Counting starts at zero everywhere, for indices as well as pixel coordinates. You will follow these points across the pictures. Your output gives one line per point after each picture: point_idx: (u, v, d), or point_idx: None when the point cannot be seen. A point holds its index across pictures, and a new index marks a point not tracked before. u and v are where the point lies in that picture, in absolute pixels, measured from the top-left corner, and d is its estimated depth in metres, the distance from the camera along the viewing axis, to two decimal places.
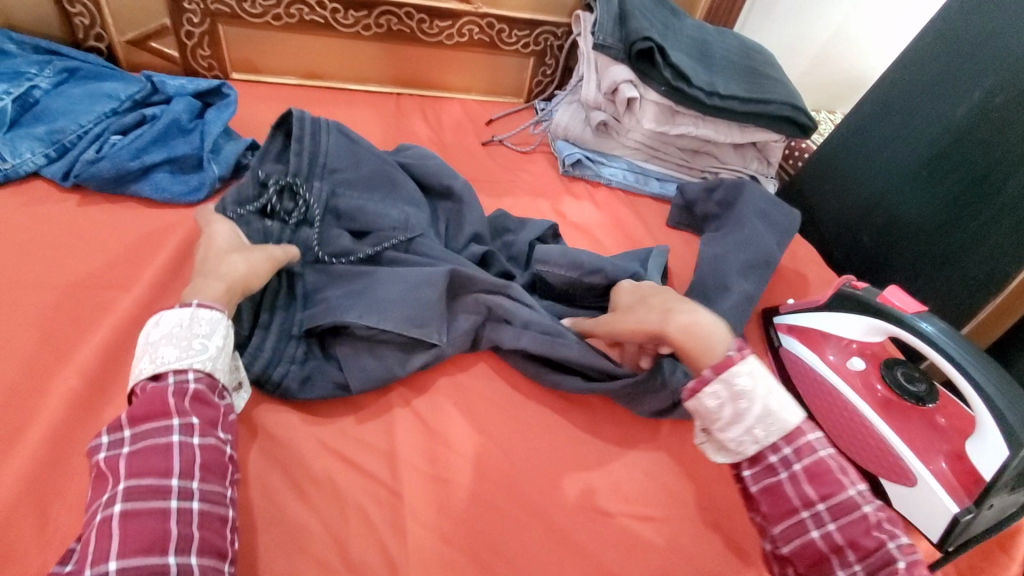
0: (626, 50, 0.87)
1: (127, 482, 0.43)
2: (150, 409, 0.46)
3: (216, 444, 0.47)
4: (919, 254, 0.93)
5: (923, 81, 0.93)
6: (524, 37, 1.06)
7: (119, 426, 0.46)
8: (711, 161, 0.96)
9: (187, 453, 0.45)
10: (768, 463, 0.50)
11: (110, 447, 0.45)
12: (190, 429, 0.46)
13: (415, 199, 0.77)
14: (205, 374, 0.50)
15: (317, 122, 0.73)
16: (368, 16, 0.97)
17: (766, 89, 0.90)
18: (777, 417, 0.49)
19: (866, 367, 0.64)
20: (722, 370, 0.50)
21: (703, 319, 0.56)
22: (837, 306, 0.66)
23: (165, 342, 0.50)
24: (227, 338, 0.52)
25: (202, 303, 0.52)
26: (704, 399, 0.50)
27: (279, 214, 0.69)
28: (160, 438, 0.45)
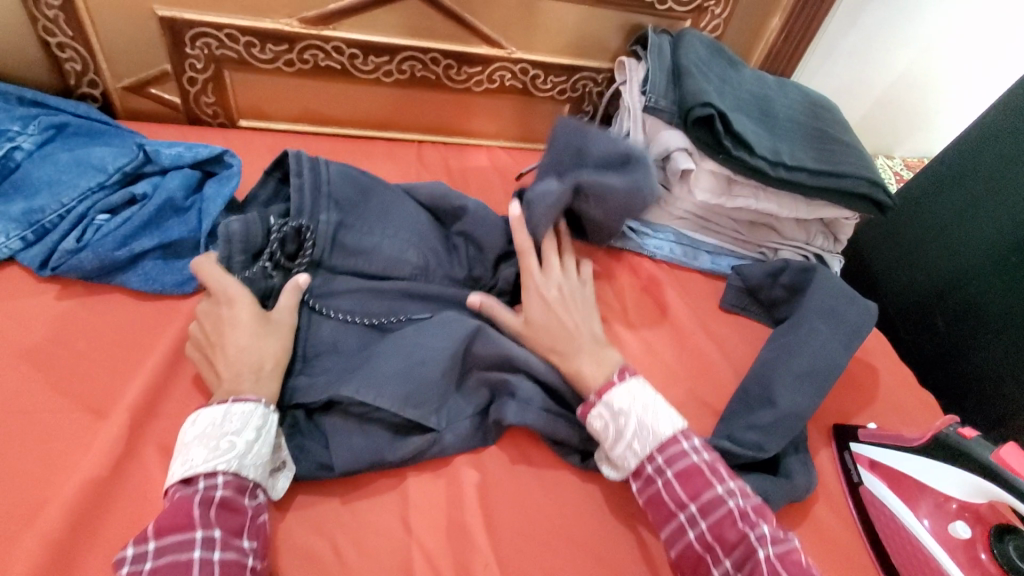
0: (681, 115, 0.77)
1: None
2: (179, 520, 0.45)
3: (238, 558, 0.45)
4: (1002, 356, 0.81)
5: (1012, 152, 0.82)
6: (561, 84, 0.96)
7: (144, 538, 0.44)
8: (771, 235, 0.85)
9: (209, 570, 0.43)
10: (647, 474, 0.54)
11: (132, 562, 0.43)
12: (212, 543, 0.44)
13: (415, 231, 0.70)
14: (232, 477, 0.49)
15: (316, 162, 0.68)
16: (389, 61, 0.88)
17: (838, 159, 0.79)
18: (653, 430, 0.54)
19: (972, 534, 0.54)
20: (602, 394, 0.57)
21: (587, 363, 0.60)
22: (936, 452, 0.56)
23: (196, 443, 0.49)
24: (263, 427, 0.52)
25: (238, 397, 0.52)
26: (592, 421, 0.57)
27: (284, 264, 0.65)
28: (185, 553, 0.43)
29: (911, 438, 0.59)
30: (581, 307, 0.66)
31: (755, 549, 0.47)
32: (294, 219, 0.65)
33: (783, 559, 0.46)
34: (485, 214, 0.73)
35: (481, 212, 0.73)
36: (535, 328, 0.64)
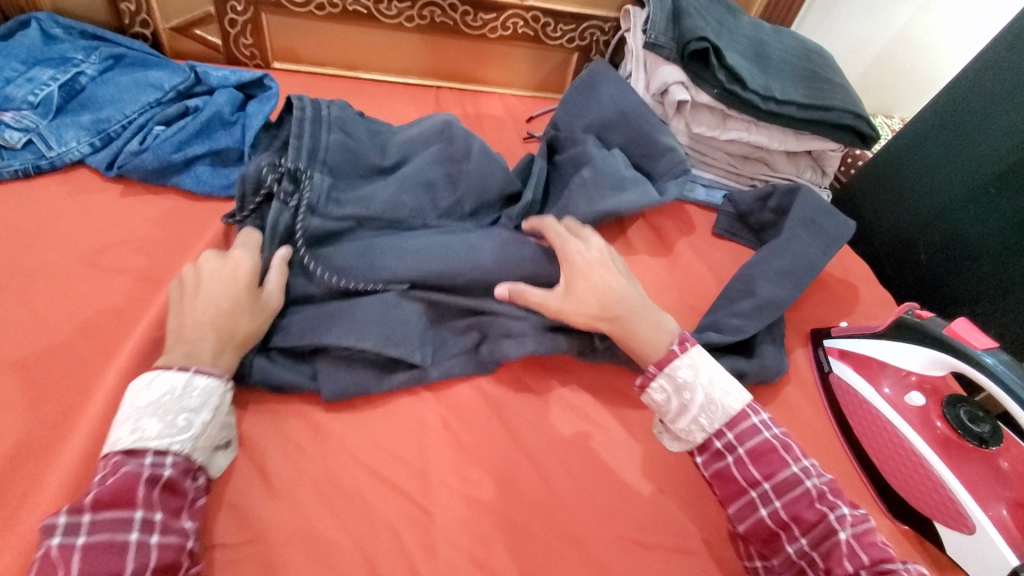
0: (679, 51, 0.83)
1: None
2: (121, 497, 0.42)
3: (176, 545, 0.43)
4: (984, 278, 0.86)
5: (992, 94, 0.85)
6: (569, 32, 1.03)
7: (81, 508, 0.41)
8: (764, 169, 0.91)
9: (148, 554, 0.41)
10: (716, 449, 0.52)
11: (62, 533, 0.40)
12: (151, 527, 0.42)
13: (418, 180, 0.70)
14: (183, 458, 0.46)
15: (316, 116, 0.70)
16: (411, 7, 0.95)
17: (826, 95, 0.85)
18: (720, 405, 0.52)
19: (926, 404, 0.60)
20: (665, 365, 0.53)
21: (643, 317, 0.57)
22: (899, 335, 0.61)
23: (150, 412, 0.46)
24: (220, 407, 0.50)
25: (200, 368, 0.50)
26: (653, 393, 0.53)
27: (282, 198, 0.64)
28: (121, 533, 0.41)
29: (877, 326, 0.64)
30: (620, 270, 0.62)
31: (835, 530, 0.46)
32: (289, 167, 0.65)
33: (860, 540, 0.46)
34: (492, 154, 0.73)
35: (488, 152, 0.73)
36: (579, 293, 0.58)
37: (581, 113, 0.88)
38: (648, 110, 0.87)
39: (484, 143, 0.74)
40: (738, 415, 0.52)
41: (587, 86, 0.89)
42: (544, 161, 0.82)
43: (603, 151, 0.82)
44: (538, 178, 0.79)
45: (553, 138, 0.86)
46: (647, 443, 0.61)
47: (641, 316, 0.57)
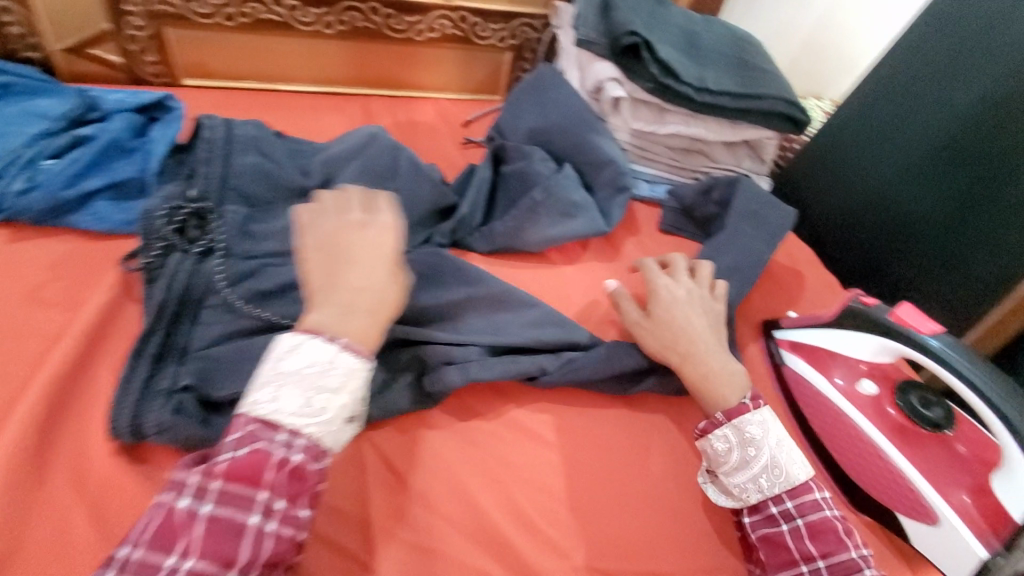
0: (611, 46, 0.81)
1: (189, 561, 0.37)
2: (248, 473, 0.40)
3: (291, 534, 0.41)
4: (924, 254, 0.88)
5: (921, 70, 0.87)
6: (499, 31, 1.00)
7: (211, 474, 0.40)
8: (703, 161, 0.91)
9: (262, 543, 0.39)
10: (770, 514, 0.53)
11: (188, 496, 0.39)
12: (272, 513, 0.40)
13: None
14: (313, 442, 0.43)
15: (229, 144, 0.68)
16: (329, 12, 0.90)
17: (758, 83, 0.85)
18: (784, 471, 0.54)
19: (878, 392, 0.59)
20: (734, 417, 0.56)
21: (716, 363, 0.59)
22: (846, 323, 0.60)
23: (294, 384, 0.43)
24: (357, 393, 0.46)
25: (348, 345, 0.46)
26: (714, 440, 0.56)
27: (180, 246, 0.60)
28: (241, 513, 0.39)
29: (824, 315, 0.64)
30: (706, 308, 0.64)
31: None
32: (196, 204, 0.62)
33: None
34: (420, 168, 0.73)
35: (414, 166, 0.73)
36: (658, 328, 0.62)
37: (524, 117, 0.85)
38: (584, 107, 0.85)
39: (411, 159, 0.74)
40: (801, 486, 0.54)
41: (535, 88, 0.87)
42: (485, 170, 0.79)
43: (545, 160, 0.79)
44: (476, 192, 0.76)
45: (498, 147, 0.83)
46: (607, 460, 0.59)
47: (716, 363, 0.59)
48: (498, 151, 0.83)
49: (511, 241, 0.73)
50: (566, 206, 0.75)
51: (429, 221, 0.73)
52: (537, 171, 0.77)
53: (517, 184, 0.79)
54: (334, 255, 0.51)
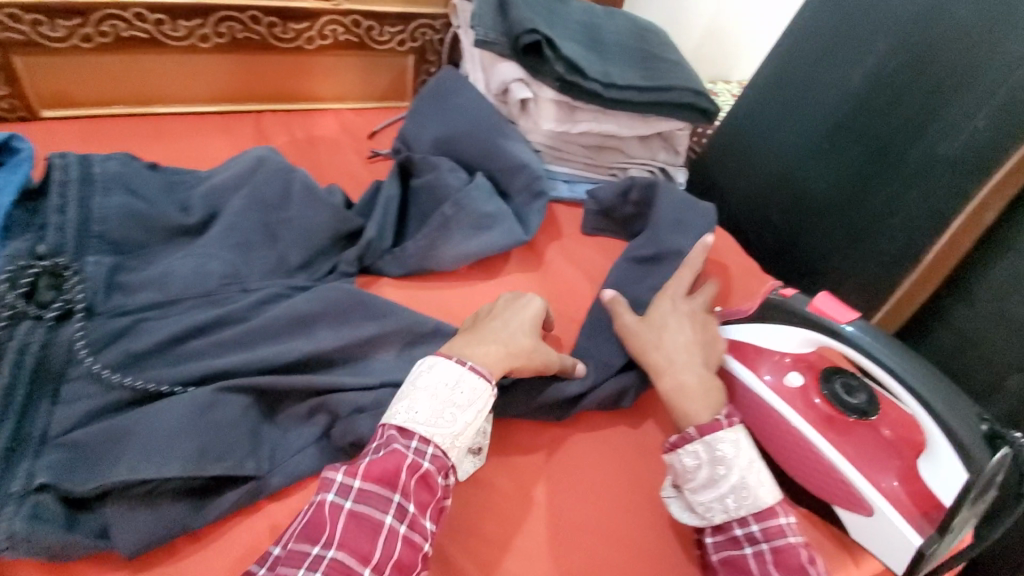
0: (513, 45, 0.77)
1: (334, 550, 0.42)
2: (386, 475, 0.46)
3: (415, 542, 0.45)
4: (832, 230, 0.87)
5: (811, 53, 0.90)
6: (398, 33, 0.94)
7: (355, 474, 0.46)
8: (618, 156, 0.90)
9: (393, 541, 0.44)
10: (734, 536, 0.51)
11: (336, 491, 0.45)
12: (403, 515, 0.45)
13: (226, 240, 0.61)
14: (440, 453, 0.49)
15: (88, 184, 0.60)
16: (203, 24, 0.81)
17: (663, 75, 0.85)
18: (752, 493, 0.51)
19: (805, 382, 0.59)
20: (707, 434, 0.53)
21: (693, 381, 0.58)
22: (768, 316, 0.61)
23: (424, 396, 0.50)
24: (481, 411, 0.51)
25: (473, 367, 0.52)
26: (683, 456, 0.53)
27: (30, 312, 0.50)
28: (379, 512, 0.45)
29: (747, 309, 0.64)
30: (705, 331, 0.63)
31: None
32: (49, 260, 0.53)
33: None
34: (317, 190, 0.67)
35: (308, 189, 0.67)
36: (640, 338, 0.63)
37: (429, 126, 0.80)
38: (493, 112, 0.81)
39: (307, 181, 0.68)
40: (768, 510, 0.51)
41: (439, 94, 0.82)
42: (392, 188, 0.73)
43: (455, 171, 0.75)
44: (382, 211, 0.71)
45: (404, 159, 0.77)
46: (545, 491, 0.56)
47: (694, 380, 0.58)
48: (404, 163, 0.77)
49: (425, 262, 0.69)
50: (483, 220, 0.72)
51: (333, 249, 0.67)
52: (450, 184, 0.73)
53: (428, 199, 0.74)
54: (495, 316, 0.61)
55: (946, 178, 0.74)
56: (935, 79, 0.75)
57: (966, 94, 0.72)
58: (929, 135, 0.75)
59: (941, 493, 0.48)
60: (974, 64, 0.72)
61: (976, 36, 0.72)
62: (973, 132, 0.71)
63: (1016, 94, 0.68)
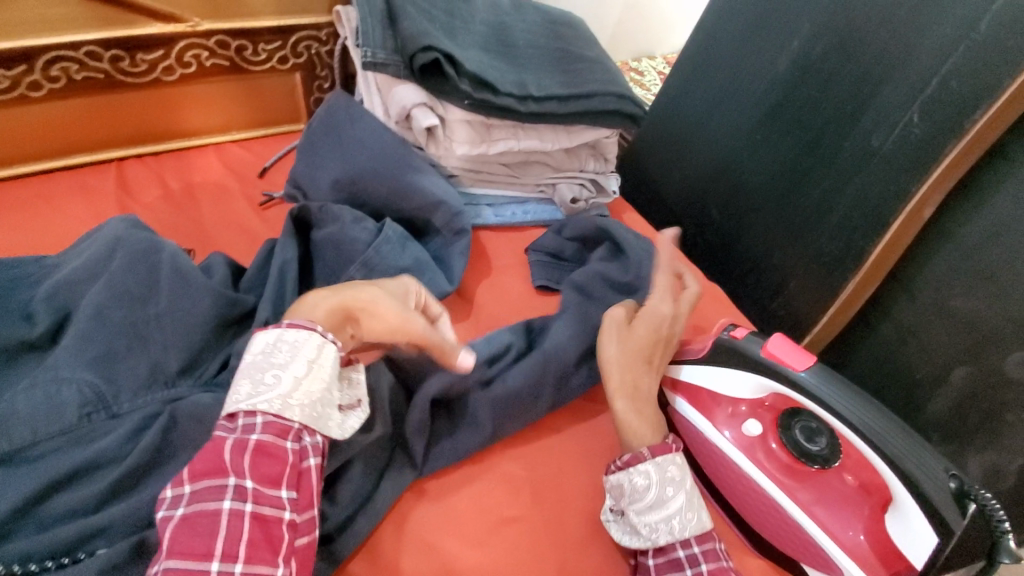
0: (408, 65, 0.67)
1: (171, 561, 0.37)
2: (211, 467, 0.41)
3: (276, 514, 0.41)
4: (771, 227, 0.83)
5: (731, 37, 0.84)
6: (276, 50, 0.80)
7: (179, 480, 0.41)
8: (546, 171, 0.82)
9: (240, 524, 0.40)
10: (676, 557, 0.49)
11: (167, 505, 0.40)
12: (245, 495, 0.41)
13: (83, 356, 0.50)
14: (275, 418, 0.44)
15: None
16: (28, 70, 0.65)
17: (582, 78, 0.77)
18: (695, 514, 0.50)
19: (764, 431, 0.56)
20: (659, 455, 0.51)
21: (642, 406, 0.55)
22: (719, 359, 0.57)
23: (247, 373, 0.46)
24: (314, 361, 0.47)
25: (293, 323, 0.48)
26: (634, 475, 0.50)
27: None
28: (214, 502, 0.40)
29: (699, 349, 0.59)
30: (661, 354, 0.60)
31: None
32: None
33: None
34: (189, 277, 0.56)
35: (177, 271, 0.56)
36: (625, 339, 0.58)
37: (324, 166, 0.69)
38: (397, 141, 0.71)
39: (178, 253, 0.58)
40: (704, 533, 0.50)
41: (331, 127, 0.71)
42: (287, 248, 0.63)
43: (360, 221, 0.65)
44: (277, 283, 0.61)
45: (298, 209, 0.66)
46: None
47: (644, 402, 0.55)
48: (298, 214, 0.66)
49: None
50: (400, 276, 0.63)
51: (221, 338, 0.57)
52: (356, 235, 0.63)
53: (332, 255, 0.64)
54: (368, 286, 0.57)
55: (881, 176, 0.70)
56: (863, 67, 0.70)
57: (895, 84, 0.67)
58: (861, 127, 0.71)
59: (910, 554, 0.46)
60: (902, 50, 0.66)
61: (902, 16, 0.66)
62: (906, 127, 0.67)
63: (947, 85, 0.63)
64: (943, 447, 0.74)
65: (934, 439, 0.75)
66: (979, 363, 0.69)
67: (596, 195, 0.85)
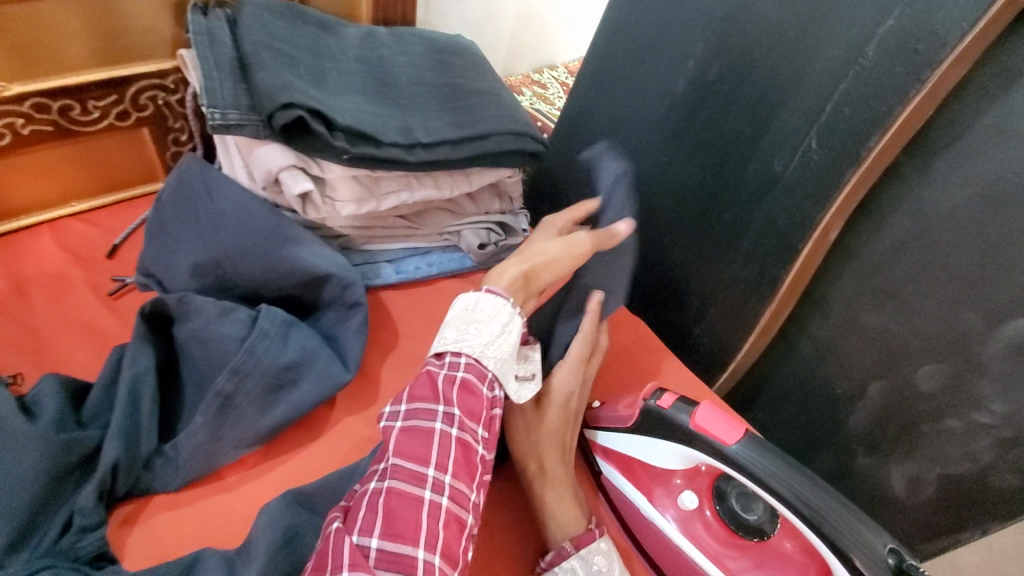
0: (268, 124, 0.57)
1: (396, 460, 0.43)
2: (426, 393, 0.47)
3: (470, 441, 0.46)
4: (687, 252, 0.81)
5: (628, 58, 0.80)
6: (112, 106, 0.68)
7: (399, 399, 0.47)
8: (448, 218, 0.75)
9: (448, 444, 0.45)
10: None
11: (388, 417, 0.46)
12: (451, 420, 0.46)
13: None
14: (475, 362, 0.50)
15: None
16: None
17: (475, 117, 0.70)
18: None
19: (699, 503, 0.54)
20: (583, 547, 0.48)
21: (567, 496, 0.53)
22: (647, 427, 0.53)
23: (451, 324, 0.52)
24: (506, 325, 0.52)
25: (489, 290, 0.53)
26: (558, 574, 0.48)
27: None
28: (427, 421, 0.46)
29: (626, 416, 0.55)
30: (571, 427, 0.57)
31: None
32: None
33: None
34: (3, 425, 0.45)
35: None
36: (536, 426, 0.55)
37: (183, 248, 0.60)
38: (268, 208, 0.61)
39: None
40: None
41: (186, 200, 0.61)
42: (136, 359, 0.52)
43: (229, 312, 0.55)
44: (127, 407, 0.50)
45: (150, 304, 0.54)
46: None
47: (569, 489, 0.53)
48: (150, 309, 0.54)
49: (212, 460, 0.52)
50: (285, 375, 0.54)
51: (60, 489, 0.46)
52: (224, 331, 0.54)
53: (201, 355, 0.54)
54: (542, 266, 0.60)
55: (787, 202, 0.69)
56: (760, 90, 0.68)
57: (792, 107, 0.66)
58: (763, 152, 0.69)
59: None
60: (795, 73, 0.64)
61: (791, 39, 0.64)
62: (806, 153, 0.66)
63: (841, 111, 0.62)
64: (867, 459, 0.74)
65: (858, 452, 0.75)
66: (891, 377, 0.69)
67: (505, 237, 0.78)
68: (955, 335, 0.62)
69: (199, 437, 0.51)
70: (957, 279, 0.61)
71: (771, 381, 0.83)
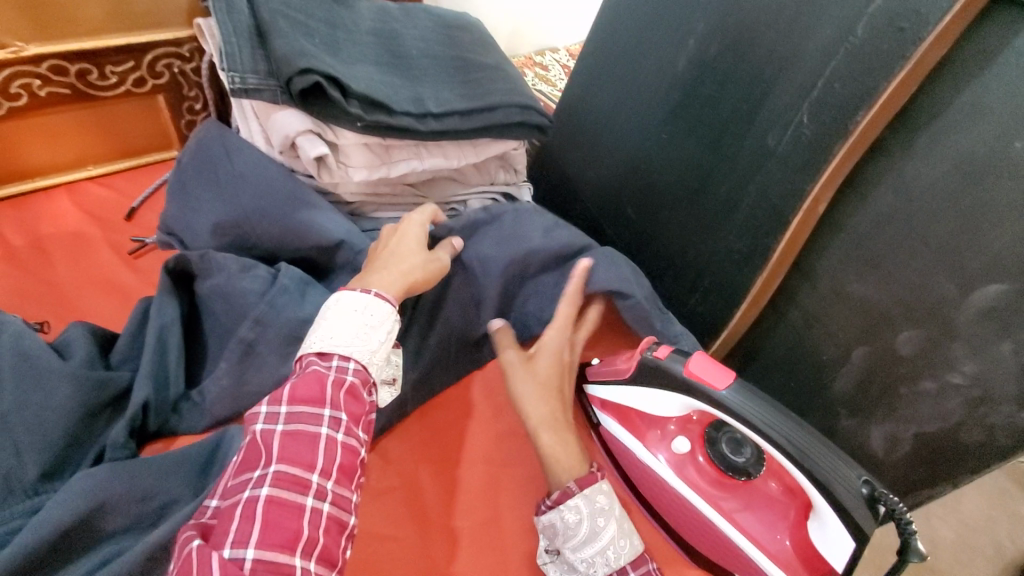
0: (285, 90, 0.60)
1: (276, 467, 0.43)
2: (313, 396, 0.46)
3: (354, 446, 0.47)
4: (684, 226, 0.85)
5: (631, 39, 0.84)
6: (130, 72, 0.70)
7: (280, 399, 0.46)
8: (455, 187, 0.79)
9: (334, 449, 0.46)
10: None
11: (265, 421, 0.45)
12: (336, 425, 0.46)
13: None
14: (361, 368, 0.50)
15: None
16: None
17: (483, 90, 0.73)
18: (626, 539, 0.50)
19: (691, 447, 0.58)
20: (586, 486, 0.51)
21: (565, 442, 0.56)
22: (644, 378, 0.56)
23: (338, 325, 0.51)
24: (390, 333, 0.53)
25: (379, 294, 0.53)
26: (564, 512, 0.50)
27: None
28: (312, 426, 0.46)
29: (625, 370, 0.58)
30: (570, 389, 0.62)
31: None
32: None
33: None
34: (39, 363, 0.48)
35: (26, 358, 0.48)
36: (531, 374, 0.60)
37: (202, 209, 0.63)
38: (284, 171, 0.64)
39: (26, 328, 0.51)
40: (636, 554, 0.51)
41: (209, 163, 0.64)
42: (161, 310, 0.54)
43: (250, 269, 0.57)
44: (156, 352, 0.53)
45: (175, 261, 0.57)
46: None
47: (569, 436, 0.57)
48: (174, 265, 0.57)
49: (237, 407, 0.54)
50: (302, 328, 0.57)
51: (93, 426, 0.49)
52: (247, 284, 0.56)
53: (222, 309, 0.57)
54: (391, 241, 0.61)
55: (779, 176, 0.72)
56: (755, 67, 0.71)
57: (785, 84, 0.69)
58: (757, 127, 0.73)
59: (833, 558, 0.49)
60: (790, 52, 0.68)
61: (787, 18, 0.67)
62: (797, 130, 0.69)
63: (831, 87, 0.65)
64: (850, 421, 0.78)
65: (842, 414, 0.79)
66: (873, 344, 0.73)
67: None
68: (931, 302, 0.66)
69: (223, 383, 0.54)
70: (934, 248, 0.65)
71: (761, 350, 0.87)
